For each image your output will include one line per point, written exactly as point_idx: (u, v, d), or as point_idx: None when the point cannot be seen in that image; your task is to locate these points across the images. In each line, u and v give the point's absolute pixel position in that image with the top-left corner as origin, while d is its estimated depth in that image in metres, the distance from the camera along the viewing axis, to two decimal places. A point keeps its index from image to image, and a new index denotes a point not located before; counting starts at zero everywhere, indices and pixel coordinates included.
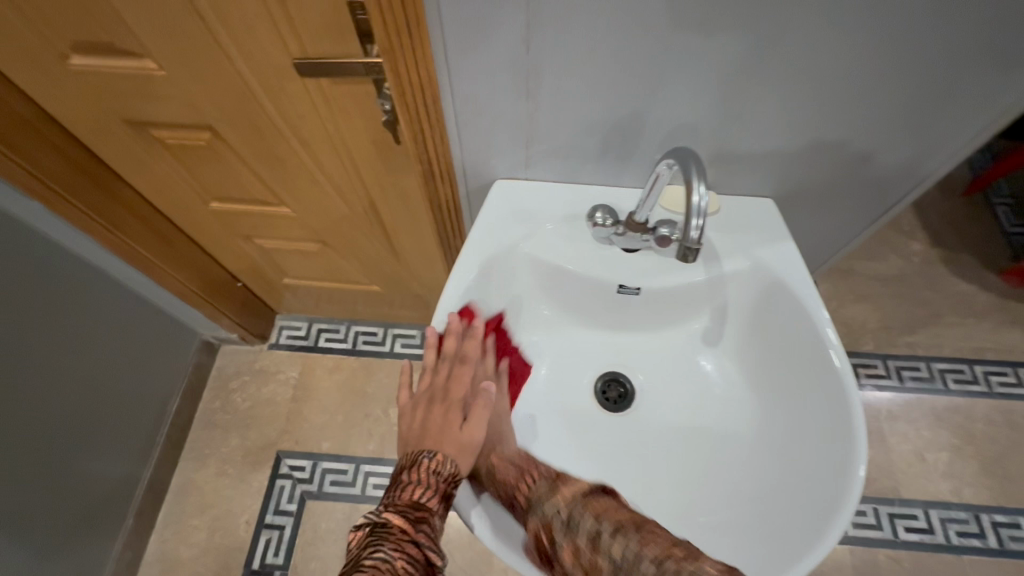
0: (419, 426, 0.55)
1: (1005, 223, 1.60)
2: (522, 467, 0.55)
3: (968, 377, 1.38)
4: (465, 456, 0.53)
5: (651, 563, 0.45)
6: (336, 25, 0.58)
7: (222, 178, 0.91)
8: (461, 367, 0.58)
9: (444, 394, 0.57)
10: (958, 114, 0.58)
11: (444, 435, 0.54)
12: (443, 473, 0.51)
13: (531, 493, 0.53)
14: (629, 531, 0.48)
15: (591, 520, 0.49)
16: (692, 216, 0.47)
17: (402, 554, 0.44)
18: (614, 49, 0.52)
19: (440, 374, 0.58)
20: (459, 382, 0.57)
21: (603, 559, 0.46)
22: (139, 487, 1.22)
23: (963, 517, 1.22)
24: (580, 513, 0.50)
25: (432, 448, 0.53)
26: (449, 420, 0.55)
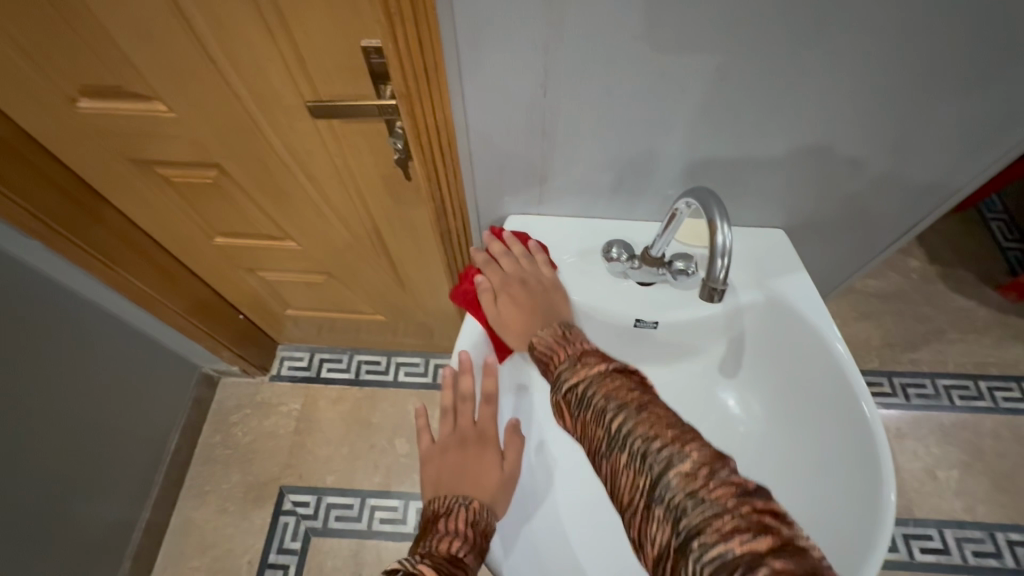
0: (451, 469, 0.55)
1: (1000, 238, 1.63)
2: (588, 418, 0.46)
3: (974, 393, 1.38)
4: (502, 497, 0.54)
5: (642, 440, 0.42)
6: (349, 67, 0.58)
7: (228, 215, 0.91)
8: (483, 407, 0.59)
9: (475, 436, 0.57)
10: (968, 146, 0.59)
11: (480, 477, 0.54)
12: (479, 525, 0.50)
13: (554, 372, 0.51)
14: (630, 410, 0.44)
15: (600, 398, 0.46)
16: (717, 256, 0.47)
17: None
18: (628, 91, 0.53)
19: (465, 413, 0.59)
20: (486, 420, 0.58)
21: (601, 431, 0.45)
22: (137, 528, 1.19)
23: (979, 536, 1.21)
24: (591, 390, 0.47)
25: (469, 495, 0.52)
26: (488, 463, 0.55)
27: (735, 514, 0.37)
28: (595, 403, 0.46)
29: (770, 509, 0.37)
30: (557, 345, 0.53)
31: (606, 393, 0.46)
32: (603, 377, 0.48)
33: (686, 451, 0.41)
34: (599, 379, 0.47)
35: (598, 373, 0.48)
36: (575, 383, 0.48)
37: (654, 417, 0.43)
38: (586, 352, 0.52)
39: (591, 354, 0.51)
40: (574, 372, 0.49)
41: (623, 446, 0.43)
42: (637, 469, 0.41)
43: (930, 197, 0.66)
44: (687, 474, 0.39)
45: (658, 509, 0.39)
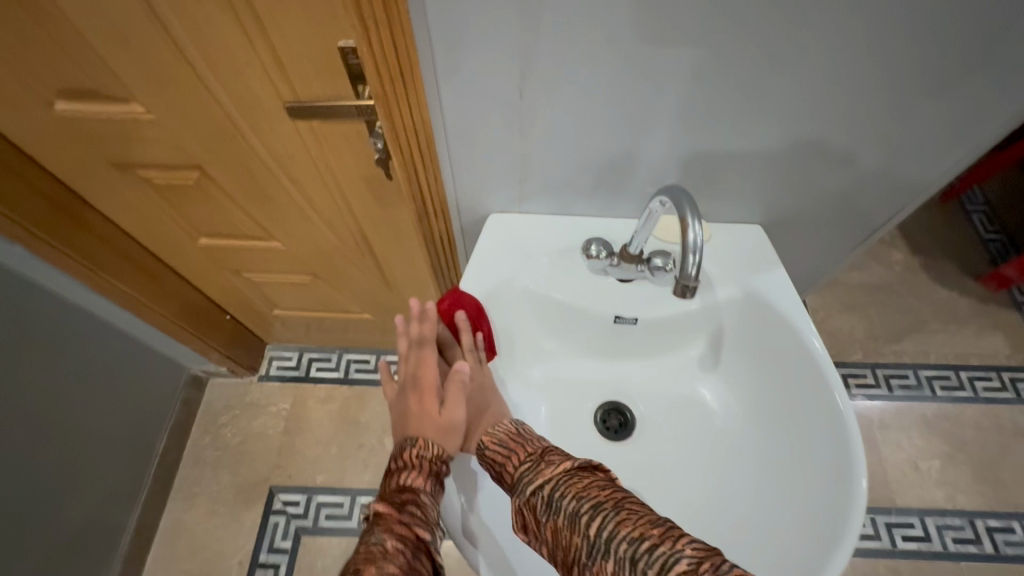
0: (401, 418, 0.57)
1: (981, 230, 1.65)
2: (560, 523, 0.45)
3: (954, 383, 1.41)
4: (450, 436, 0.55)
5: (627, 542, 0.42)
6: (327, 68, 0.58)
7: (211, 216, 0.90)
8: (423, 352, 0.59)
9: (416, 381, 0.58)
10: (943, 146, 0.59)
11: (425, 421, 0.55)
12: (428, 453, 0.53)
13: (516, 473, 0.51)
14: (607, 509, 0.44)
15: (570, 499, 0.45)
16: (688, 253, 0.47)
17: (391, 535, 0.45)
18: (604, 89, 0.53)
19: (410, 363, 0.59)
20: (425, 366, 0.58)
21: (580, 537, 0.44)
22: (127, 531, 1.19)
23: (959, 524, 1.24)
24: (559, 491, 0.46)
25: (414, 436, 0.54)
26: (426, 408, 0.56)
27: None
28: (566, 506, 0.45)
29: None
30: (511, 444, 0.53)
31: (577, 492, 0.46)
32: (568, 475, 0.48)
33: (677, 547, 0.41)
34: (565, 479, 0.47)
35: (564, 472, 0.48)
36: (541, 483, 0.48)
37: (632, 513, 0.43)
38: (546, 449, 0.52)
39: (554, 452, 0.51)
40: (538, 474, 0.49)
41: (606, 551, 0.42)
42: (627, 575, 0.41)
43: (904, 200, 0.66)
44: (687, 574, 0.39)
45: None
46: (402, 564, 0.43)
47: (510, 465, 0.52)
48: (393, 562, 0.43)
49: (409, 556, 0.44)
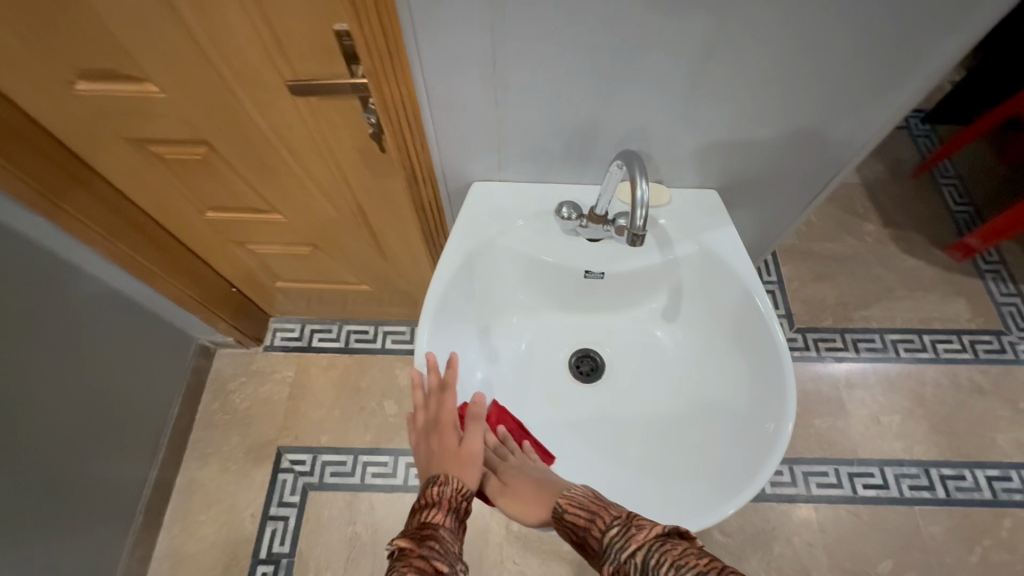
0: (432, 456, 0.60)
1: (950, 202, 1.73)
2: None
3: (918, 345, 1.50)
4: (468, 468, 0.59)
5: None
6: (323, 48, 0.65)
7: (218, 189, 0.98)
8: (443, 395, 0.62)
9: (436, 425, 0.61)
10: (873, 118, 0.66)
11: (449, 458, 0.59)
12: (450, 489, 0.56)
13: (602, 537, 0.50)
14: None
15: (668, 569, 0.44)
16: (637, 208, 0.55)
17: (411, 566, 0.48)
18: (567, 67, 0.60)
19: (429, 408, 0.62)
20: (446, 408, 0.61)
21: None
22: (146, 486, 1.28)
23: (916, 472, 1.34)
24: (653, 556, 0.46)
25: (438, 473, 0.58)
26: (449, 445, 0.60)
27: None
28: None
29: None
30: (589, 504, 0.54)
31: (673, 560, 0.44)
32: (660, 540, 0.47)
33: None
34: (658, 543, 0.46)
35: (657, 537, 0.47)
36: (634, 547, 0.47)
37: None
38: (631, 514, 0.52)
39: (638, 517, 0.51)
40: (626, 540, 0.48)
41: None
42: None
43: (843, 167, 0.73)
44: None
45: None
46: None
47: (597, 529, 0.51)
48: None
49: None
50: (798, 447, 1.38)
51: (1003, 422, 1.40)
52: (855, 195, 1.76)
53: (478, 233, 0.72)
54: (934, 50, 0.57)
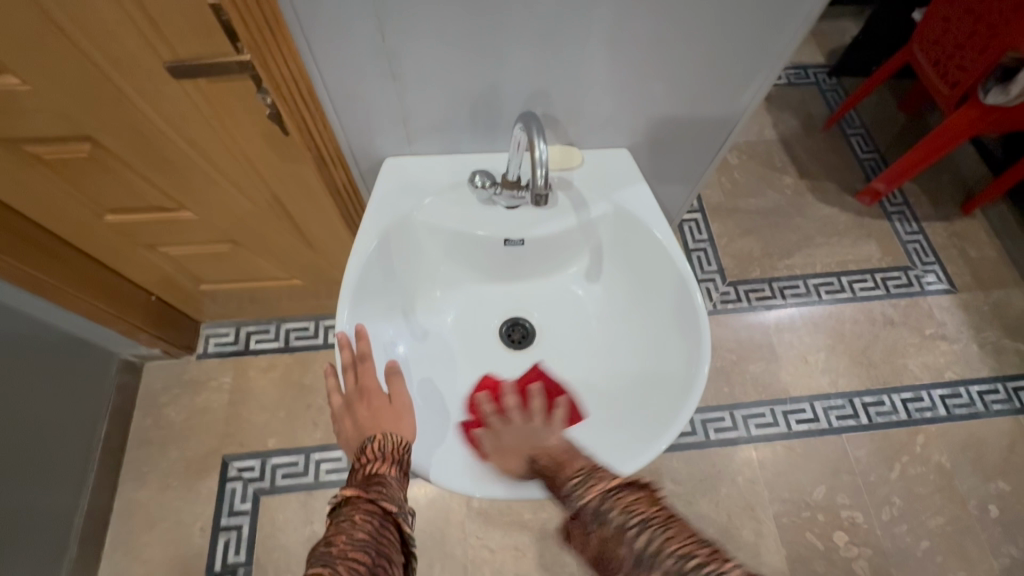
0: (360, 424, 0.59)
1: (858, 151, 1.85)
2: (608, 533, 0.47)
3: (837, 287, 1.61)
4: (403, 420, 0.59)
5: (674, 559, 0.44)
6: (202, 26, 0.60)
7: (114, 189, 0.90)
8: (364, 364, 0.62)
9: (360, 393, 0.60)
10: (760, 69, 0.68)
11: (378, 419, 0.59)
12: (388, 445, 0.56)
13: (565, 484, 0.51)
14: (655, 525, 0.46)
15: (619, 514, 0.47)
16: (537, 167, 0.55)
17: (359, 510, 0.49)
18: (458, 32, 0.58)
19: (350, 377, 0.61)
20: (367, 377, 0.61)
21: (626, 551, 0.46)
22: (79, 516, 1.20)
23: (841, 403, 1.45)
24: (608, 505, 0.48)
25: (372, 432, 0.57)
26: (378, 406, 0.60)
27: None
28: (614, 519, 0.47)
29: None
30: (563, 460, 0.53)
31: (625, 507, 0.47)
32: (617, 489, 0.49)
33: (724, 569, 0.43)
34: (617, 491, 0.49)
35: (616, 485, 0.49)
36: (592, 495, 0.49)
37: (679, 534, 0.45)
38: (592, 463, 0.53)
39: (599, 467, 0.52)
40: (587, 489, 0.50)
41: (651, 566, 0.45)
42: None
43: (741, 117, 0.76)
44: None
45: None
46: (370, 531, 0.48)
47: (559, 474, 0.53)
48: (361, 530, 0.47)
49: (376, 525, 0.49)
50: (736, 393, 1.46)
51: (912, 349, 1.53)
52: (773, 151, 1.84)
53: (394, 212, 0.70)
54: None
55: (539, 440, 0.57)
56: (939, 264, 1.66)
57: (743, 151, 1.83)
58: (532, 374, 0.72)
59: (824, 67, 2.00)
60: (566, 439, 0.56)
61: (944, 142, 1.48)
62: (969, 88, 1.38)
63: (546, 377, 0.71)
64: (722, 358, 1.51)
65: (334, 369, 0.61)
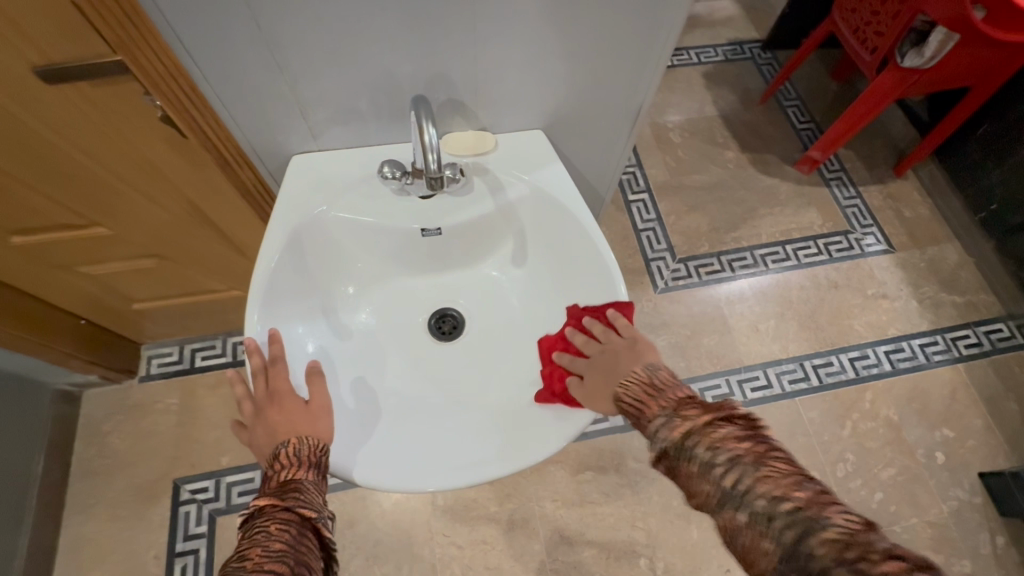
0: (270, 430, 0.56)
1: (796, 121, 1.89)
2: (695, 471, 0.46)
3: (783, 255, 1.65)
4: (320, 423, 0.57)
5: (766, 499, 0.43)
6: (69, 27, 0.56)
7: (13, 209, 0.85)
8: (274, 366, 0.60)
9: (273, 396, 0.58)
10: (659, 42, 0.68)
11: (293, 422, 0.56)
12: (303, 448, 0.54)
13: (653, 421, 0.50)
14: (747, 465, 0.44)
15: (708, 451, 0.46)
16: (429, 151, 0.54)
17: (274, 520, 0.47)
18: (335, 17, 0.56)
19: (261, 380, 0.59)
20: (280, 380, 0.59)
21: (712, 486, 0.45)
22: (19, 557, 1.14)
23: (792, 368, 1.49)
24: (694, 441, 0.47)
25: (286, 437, 0.55)
26: (292, 408, 0.57)
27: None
28: (701, 455, 0.46)
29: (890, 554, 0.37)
30: (645, 396, 0.52)
31: (712, 442, 0.46)
32: (710, 428, 0.47)
33: (825, 515, 0.40)
34: (714, 427, 0.47)
35: (715, 420, 0.48)
36: (675, 433, 0.48)
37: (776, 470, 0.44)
38: (670, 389, 0.52)
39: (686, 400, 0.51)
40: (670, 428, 0.48)
41: (744, 504, 0.43)
42: (761, 530, 0.42)
43: (650, 91, 0.75)
44: (835, 539, 0.39)
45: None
46: (288, 541, 0.46)
47: (652, 408, 0.51)
48: (278, 540, 0.46)
49: (294, 534, 0.47)
50: (692, 367, 1.48)
51: (857, 309, 1.58)
52: (715, 126, 1.87)
53: (303, 210, 0.68)
54: None
55: (626, 369, 0.56)
56: (877, 226, 1.72)
57: (685, 129, 1.85)
58: (575, 313, 0.65)
59: (758, 42, 2.04)
60: (649, 367, 0.55)
61: (872, 105, 1.52)
62: (888, 52, 1.42)
63: (580, 310, 0.66)
64: (677, 334, 1.53)
65: (244, 375, 0.58)
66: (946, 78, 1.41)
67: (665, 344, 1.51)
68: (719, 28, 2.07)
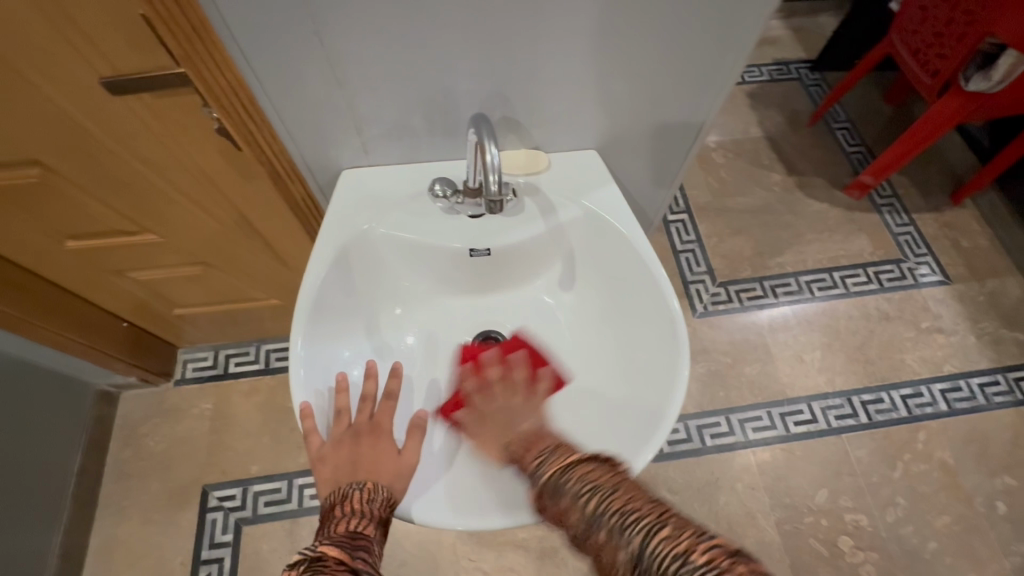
0: (348, 463, 0.55)
1: (845, 145, 1.83)
2: (566, 503, 0.48)
3: (830, 283, 1.58)
4: (400, 478, 0.55)
5: (616, 515, 0.44)
6: (138, 41, 0.57)
7: (71, 214, 0.87)
8: (383, 402, 0.61)
9: (369, 430, 0.58)
10: (725, 64, 0.65)
11: (376, 464, 0.55)
12: (376, 500, 0.51)
13: (533, 463, 0.51)
14: (604, 488, 0.46)
15: (574, 483, 0.48)
16: (489, 172, 0.52)
17: None
18: (398, 34, 0.55)
19: (361, 413, 0.60)
20: (382, 416, 0.59)
21: (577, 514, 0.47)
22: (52, 555, 1.15)
23: (839, 403, 1.41)
24: (566, 476, 0.48)
25: (363, 480, 0.53)
26: (383, 449, 0.56)
27: (720, 574, 0.38)
28: (570, 488, 0.48)
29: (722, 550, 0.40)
30: (531, 440, 0.53)
31: (579, 474, 0.48)
32: (573, 462, 0.49)
33: (662, 519, 0.43)
34: (578, 464, 0.49)
35: (581, 457, 0.50)
36: (551, 470, 0.49)
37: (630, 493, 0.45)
38: (555, 440, 0.54)
39: (566, 441, 0.52)
40: (551, 462, 0.50)
41: (597, 525, 0.45)
42: (615, 542, 0.44)
43: (710, 113, 0.72)
44: (670, 537, 0.41)
45: None
46: None
47: (531, 457, 0.52)
48: None
49: None
50: (732, 397, 1.42)
51: (909, 343, 1.49)
52: (759, 147, 1.82)
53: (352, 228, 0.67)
54: None
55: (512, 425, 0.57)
56: (931, 256, 1.63)
57: (728, 150, 1.81)
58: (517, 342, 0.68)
59: (806, 62, 1.98)
60: (539, 424, 0.55)
61: (932, 130, 1.45)
62: (950, 76, 1.36)
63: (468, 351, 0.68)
64: (716, 361, 1.47)
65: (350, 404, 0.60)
66: (1014, 104, 1.34)
67: (702, 371, 1.46)
68: (765, 48, 2.02)
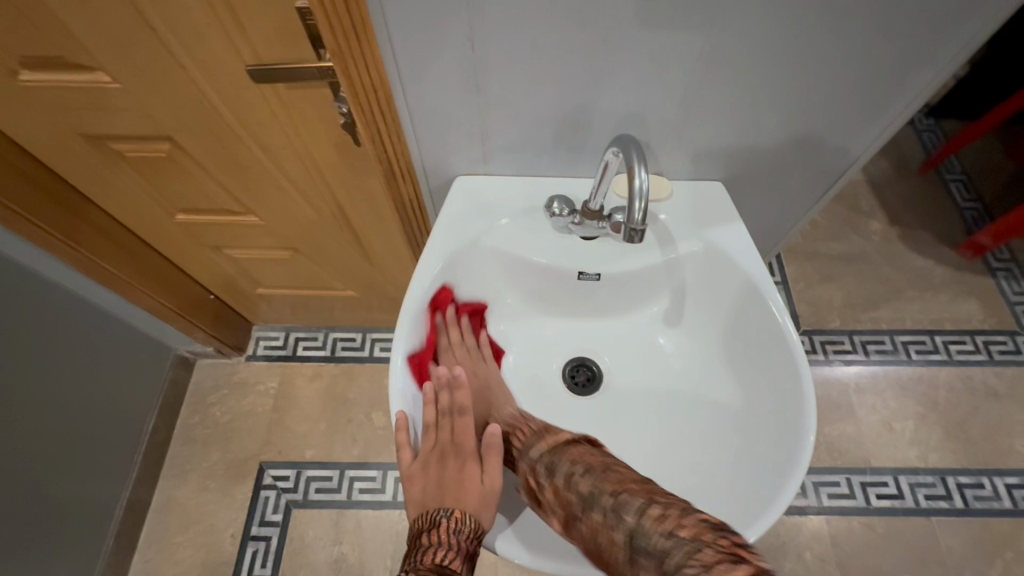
0: (435, 484, 0.54)
1: (959, 198, 1.68)
2: (559, 485, 0.51)
3: (929, 347, 1.44)
4: (483, 505, 0.53)
5: (610, 496, 0.48)
6: (289, 33, 0.58)
7: (185, 190, 0.91)
8: (460, 419, 0.58)
9: (456, 448, 0.57)
10: (889, 99, 0.60)
11: (462, 490, 0.54)
12: (464, 531, 0.50)
13: (522, 442, 0.57)
14: (598, 471, 0.51)
15: (568, 464, 0.52)
16: (635, 199, 0.50)
17: None
18: (550, 44, 0.53)
19: (443, 430, 0.58)
20: (465, 434, 0.57)
21: (573, 495, 0.50)
22: (118, 507, 1.20)
23: (931, 481, 1.27)
24: (558, 458, 0.53)
25: (450, 506, 0.52)
26: (468, 468, 0.55)
27: (714, 547, 0.43)
28: (564, 471, 0.52)
29: (736, 543, 0.43)
30: (518, 421, 0.60)
31: (575, 459, 0.52)
32: (569, 447, 0.54)
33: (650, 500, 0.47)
34: (567, 448, 0.54)
35: (565, 443, 0.55)
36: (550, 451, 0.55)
37: (621, 473, 0.50)
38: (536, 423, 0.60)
39: (551, 426, 0.59)
40: (544, 443, 0.55)
41: (596, 504, 0.48)
42: (610, 523, 0.47)
43: (854, 156, 0.68)
44: (657, 516, 0.46)
45: (640, 555, 0.45)
46: None
47: (515, 441, 0.58)
48: None
49: None
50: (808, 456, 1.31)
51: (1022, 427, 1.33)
52: (860, 191, 1.70)
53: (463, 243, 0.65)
54: (969, 17, 0.52)
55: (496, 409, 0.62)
56: None
57: None
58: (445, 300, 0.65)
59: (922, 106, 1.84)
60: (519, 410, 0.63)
61: None
62: None
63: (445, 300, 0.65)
64: None
65: (436, 419, 0.59)
66: None
67: None
68: None
